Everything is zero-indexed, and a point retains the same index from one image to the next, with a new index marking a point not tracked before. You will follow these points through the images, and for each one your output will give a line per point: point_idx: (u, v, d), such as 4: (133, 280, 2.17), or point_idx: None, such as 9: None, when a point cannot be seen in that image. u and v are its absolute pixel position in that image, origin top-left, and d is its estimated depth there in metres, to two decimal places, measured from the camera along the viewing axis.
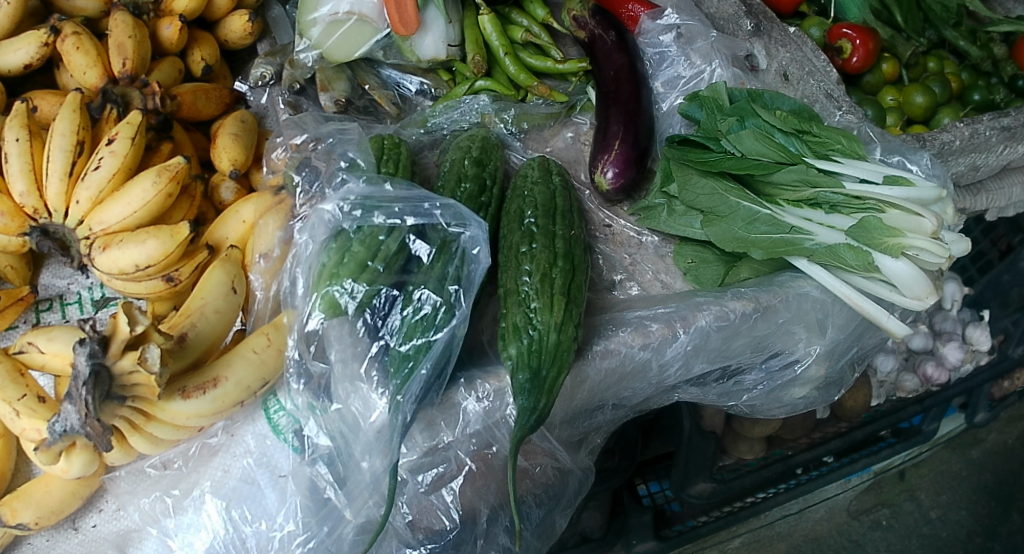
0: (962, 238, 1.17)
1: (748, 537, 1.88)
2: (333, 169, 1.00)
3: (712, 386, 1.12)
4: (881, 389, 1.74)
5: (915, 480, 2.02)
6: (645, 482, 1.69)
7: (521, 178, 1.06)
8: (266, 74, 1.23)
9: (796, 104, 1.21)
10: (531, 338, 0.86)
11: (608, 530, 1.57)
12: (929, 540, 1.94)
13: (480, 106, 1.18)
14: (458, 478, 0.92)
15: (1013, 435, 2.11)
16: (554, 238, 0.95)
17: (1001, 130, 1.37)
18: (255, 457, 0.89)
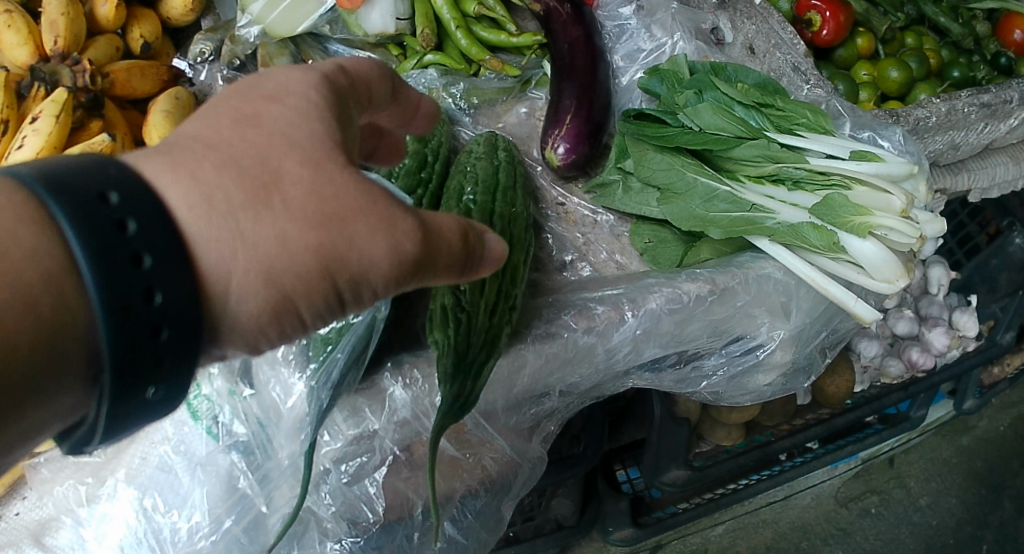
0: (937, 217, 1.10)
1: (731, 525, 1.84)
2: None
3: (668, 372, 1.07)
4: (864, 375, 1.68)
5: (904, 467, 1.96)
6: (623, 468, 1.68)
7: (465, 154, 1.05)
8: (205, 50, 1.21)
9: (761, 76, 1.16)
10: (465, 322, 0.82)
11: (582, 518, 1.52)
12: (919, 528, 1.88)
13: (428, 80, 1.17)
14: (382, 469, 0.91)
15: (1004, 422, 2.06)
16: (490, 217, 0.94)
17: (981, 107, 1.31)
18: (172, 444, 0.93)
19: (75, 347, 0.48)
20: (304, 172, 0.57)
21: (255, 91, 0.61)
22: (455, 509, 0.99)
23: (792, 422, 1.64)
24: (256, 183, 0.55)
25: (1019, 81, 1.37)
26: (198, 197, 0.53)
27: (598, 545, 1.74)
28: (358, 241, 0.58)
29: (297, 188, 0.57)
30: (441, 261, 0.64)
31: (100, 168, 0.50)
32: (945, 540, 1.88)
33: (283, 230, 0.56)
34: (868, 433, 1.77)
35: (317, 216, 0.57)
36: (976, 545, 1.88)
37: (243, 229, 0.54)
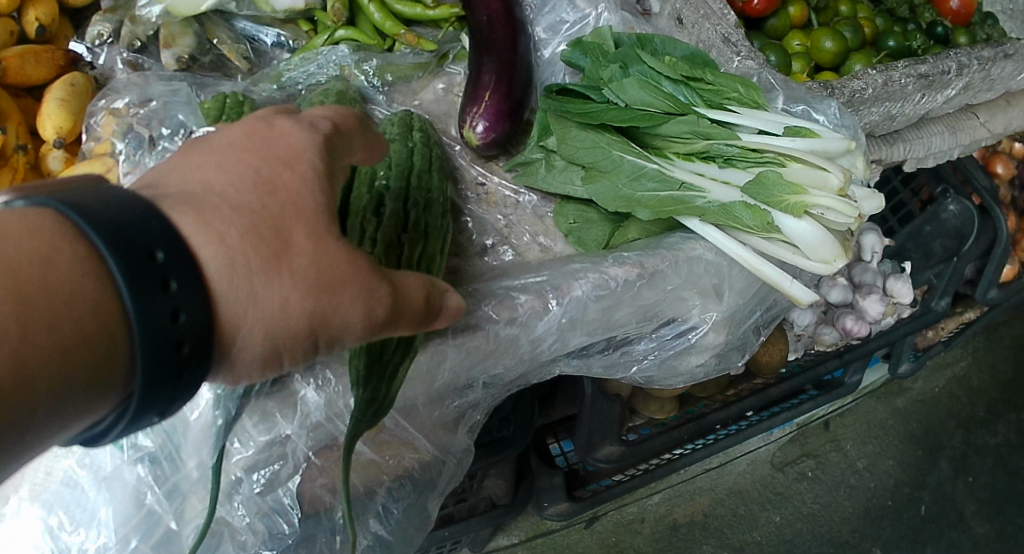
0: (873, 194, 1.08)
1: (667, 494, 1.84)
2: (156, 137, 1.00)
3: (597, 358, 1.04)
4: (796, 342, 1.71)
5: (839, 430, 2.01)
6: (558, 441, 1.66)
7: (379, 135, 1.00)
8: (103, 32, 1.11)
9: (690, 48, 1.12)
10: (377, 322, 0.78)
11: (517, 496, 1.47)
12: (857, 490, 1.94)
13: (339, 58, 1.14)
14: (295, 478, 0.88)
15: (939, 384, 2.12)
16: (404, 203, 0.89)
17: (918, 78, 1.29)
18: (76, 458, 0.86)
19: (112, 389, 0.48)
20: (309, 241, 0.56)
21: (262, 146, 0.59)
22: (379, 506, 0.95)
23: (726, 393, 1.66)
24: (265, 244, 0.54)
25: (954, 52, 1.35)
26: (218, 256, 0.52)
27: (533, 519, 1.75)
28: (345, 308, 0.58)
29: (301, 255, 0.56)
30: (404, 321, 0.63)
31: (139, 216, 0.49)
32: (883, 501, 1.94)
33: (286, 297, 0.54)
34: (803, 399, 1.76)
35: (317, 283, 0.56)
36: (914, 505, 1.95)
37: (252, 293, 0.53)
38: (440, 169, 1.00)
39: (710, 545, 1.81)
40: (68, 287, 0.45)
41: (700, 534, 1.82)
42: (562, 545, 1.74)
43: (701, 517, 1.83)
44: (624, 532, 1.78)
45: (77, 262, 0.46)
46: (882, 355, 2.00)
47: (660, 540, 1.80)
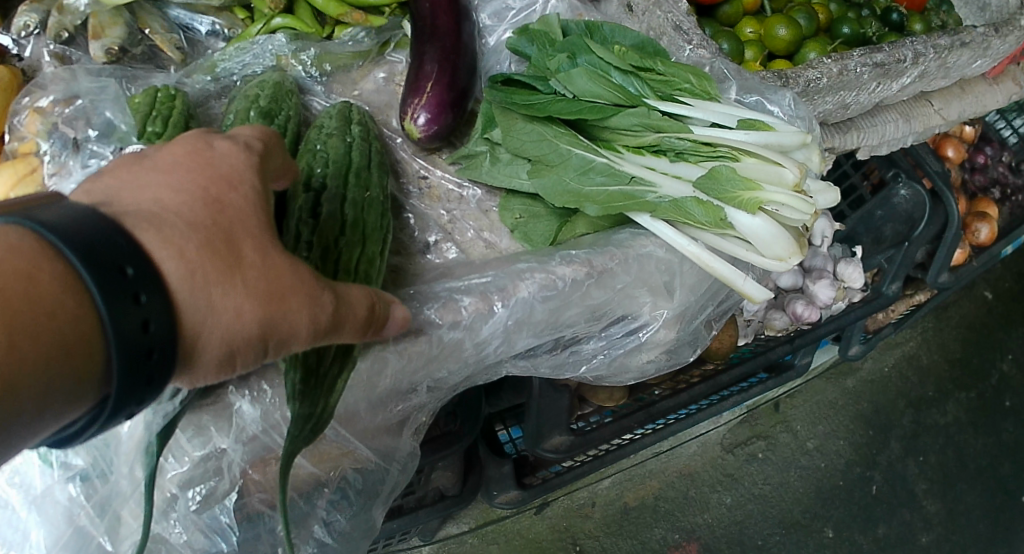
0: (830, 187, 1.05)
1: (618, 478, 1.91)
2: (82, 139, 0.94)
3: (545, 358, 1.01)
4: (746, 328, 1.75)
5: (789, 412, 2.08)
6: (506, 427, 1.69)
7: (317, 129, 0.96)
8: (30, 23, 1.05)
9: (640, 36, 1.09)
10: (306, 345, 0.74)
11: (465, 486, 1.50)
12: (806, 470, 2.01)
13: (275, 47, 1.08)
14: (232, 494, 0.84)
15: (888, 363, 2.18)
16: (342, 204, 0.85)
17: (874, 67, 1.27)
18: (7, 476, 0.82)
19: (85, 395, 0.50)
20: (261, 255, 0.59)
21: (209, 168, 0.62)
22: (323, 514, 0.92)
23: (676, 380, 1.67)
24: (222, 257, 0.57)
25: (910, 40, 1.33)
26: (179, 269, 0.54)
27: (481, 507, 1.82)
28: (296, 317, 0.60)
29: (255, 266, 0.58)
30: (349, 329, 0.66)
31: (106, 232, 0.51)
32: (834, 480, 2.01)
33: (241, 306, 0.57)
34: (752, 382, 1.79)
35: (269, 293, 0.59)
36: (864, 485, 2.02)
37: (210, 304, 0.55)
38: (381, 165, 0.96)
39: (662, 528, 1.89)
40: (48, 299, 0.47)
41: (651, 517, 1.90)
42: (513, 530, 1.82)
43: (652, 499, 1.91)
44: (575, 517, 1.86)
45: (58, 280, 0.48)
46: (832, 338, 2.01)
47: (610, 524, 1.87)
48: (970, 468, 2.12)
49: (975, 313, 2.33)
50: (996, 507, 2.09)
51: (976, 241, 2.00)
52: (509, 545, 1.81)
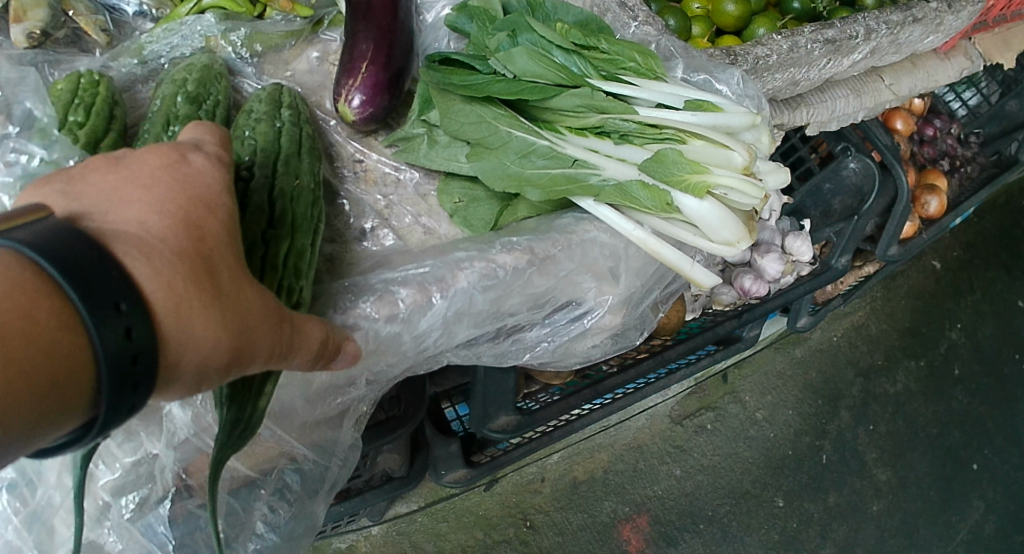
0: (779, 168, 1.04)
1: (566, 453, 1.91)
2: (2, 136, 0.88)
3: (486, 347, 0.99)
4: (694, 302, 1.76)
5: (737, 382, 2.10)
6: (452, 404, 1.72)
7: (245, 113, 0.91)
8: None
9: (582, 12, 1.06)
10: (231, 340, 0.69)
11: (412, 467, 1.51)
12: (755, 440, 2.04)
13: (204, 28, 1.04)
14: (166, 497, 0.81)
15: (837, 333, 2.21)
16: (270, 192, 0.81)
17: (824, 43, 1.25)
18: None
19: (66, 424, 0.47)
20: (234, 284, 0.58)
21: (184, 192, 0.60)
22: (262, 510, 0.90)
23: (625, 357, 1.68)
24: (204, 286, 0.55)
25: (862, 16, 1.32)
26: (163, 294, 0.52)
27: (431, 485, 1.82)
28: (261, 349, 0.60)
29: (231, 296, 0.57)
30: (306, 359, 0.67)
31: (95, 259, 0.49)
32: (783, 449, 2.04)
33: (220, 336, 0.55)
34: (701, 355, 1.81)
35: (244, 320, 0.57)
36: (814, 454, 2.06)
37: (191, 329, 0.53)
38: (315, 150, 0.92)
39: (612, 501, 1.90)
40: (38, 333, 0.45)
41: (601, 491, 1.91)
42: (462, 507, 1.82)
43: (601, 473, 1.92)
44: (524, 492, 1.86)
45: (50, 312, 0.46)
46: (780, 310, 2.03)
47: (561, 498, 1.88)
48: (920, 436, 2.17)
49: (923, 282, 2.36)
50: (943, 473, 2.15)
51: (925, 214, 2.02)
52: (458, 522, 1.81)
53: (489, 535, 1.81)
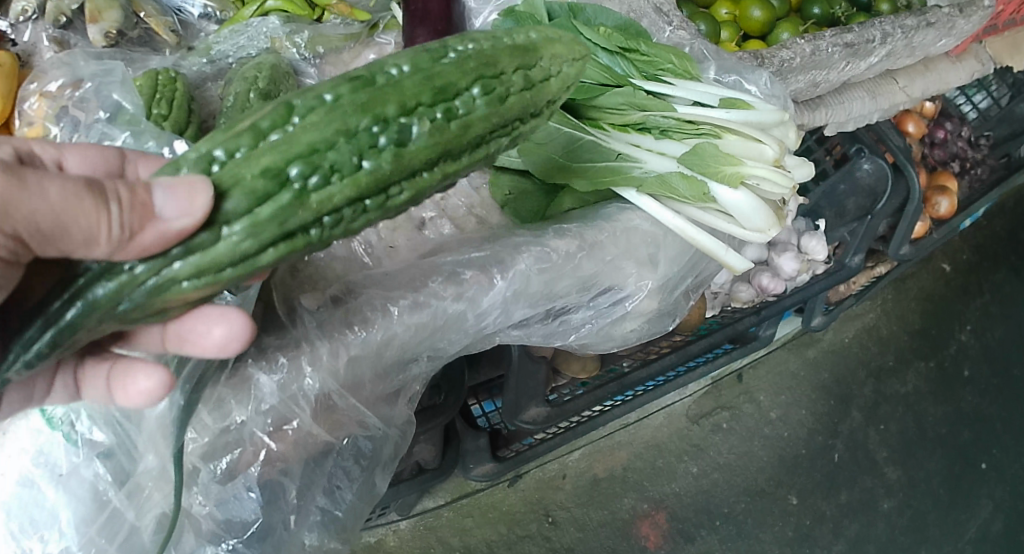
0: (805, 163, 1.11)
1: (587, 449, 1.99)
2: (93, 120, 0.95)
3: (537, 327, 1.06)
4: (716, 300, 1.86)
5: (753, 382, 2.17)
6: (479, 402, 1.78)
7: (476, 52, 0.73)
8: (28, 8, 1.06)
9: (622, 18, 1.14)
10: (134, 300, 0.68)
11: (444, 459, 1.59)
12: (771, 439, 2.10)
13: (270, 29, 1.12)
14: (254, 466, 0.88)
15: (849, 333, 2.29)
16: (359, 155, 0.68)
17: (844, 47, 1.32)
18: (32, 456, 0.87)
19: None
20: None
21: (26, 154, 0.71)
22: (329, 482, 0.98)
23: (648, 351, 1.76)
24: None
25: (878, 21, 1.39)
26: None
27: (457, 481, 1.90)
28: None
29: None
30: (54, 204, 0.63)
31: None
32: (796, 448, 2.11)
33: None
34: (720, 353, 1.87)
35: None
36: (827, 452, 2.12)
37: None
38: (386, 76, 0.69)
39: (631, 498, 1.97)
40: None
41: (620, 487, 1.97)
42: (486, 503, 1.89)
43: (620, 470, 1.99)
44: (546, 489, 1.93)
45: None
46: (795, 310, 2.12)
47: (581, 495, 1.95)
48: (931, 436, 2.22)
49: (931, 284, 2.43)
50: (954, 472, 2.20)
51: (936, 214, 2.09)
52: (483, 517, 1.88)
53: (513, 531, 1.88)
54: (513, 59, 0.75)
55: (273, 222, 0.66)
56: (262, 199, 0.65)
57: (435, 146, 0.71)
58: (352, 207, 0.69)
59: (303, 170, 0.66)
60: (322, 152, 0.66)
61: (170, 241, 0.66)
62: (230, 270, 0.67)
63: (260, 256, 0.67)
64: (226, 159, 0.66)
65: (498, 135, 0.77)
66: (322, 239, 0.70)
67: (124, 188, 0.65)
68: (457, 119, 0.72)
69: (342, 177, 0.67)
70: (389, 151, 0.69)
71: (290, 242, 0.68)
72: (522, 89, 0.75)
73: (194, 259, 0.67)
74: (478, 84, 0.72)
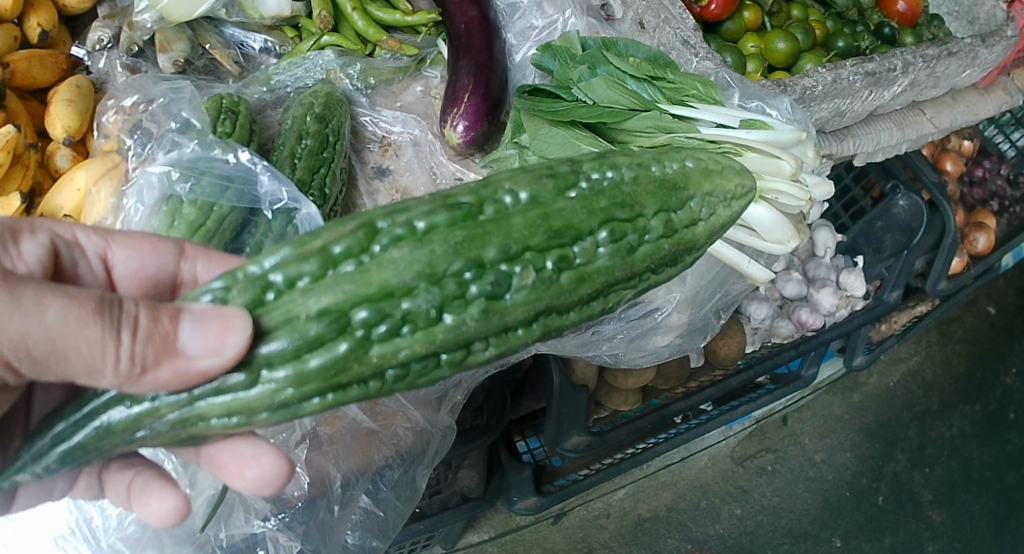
0: (824, 181, 1.16)
1: (631, 488, 2.00)
2: (164, 131, 1.04)
3: (570, 338, 1.12)
4: (754, 335, 1.84)
5: (797, 425, 2.16)
6: (524, 439, 1.81)
7: (600, 192, 0.78)
8: (104, 38, 1.18)
9: (651, 50, 1.22)
10: (153, 427, 0.70)
11: (488, 489, 1.62)
12: (814, 482, 2.09)
13: (325, 62, 1.22)
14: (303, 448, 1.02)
15: (893, 378, 2.27)
16: (438, 306, 0.69)
17: (865, 75, 1.38)
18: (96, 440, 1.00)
19: None
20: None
21: None
22: (373, 473, 1.07)
23: (687, 384, 1.78)
24: None
25: (900, 51, 1.45)
26: None
27: (502, 516, 1.91)
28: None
29: None
30: (76, 343, 0.65)
31: None
32: (840, 491, 2.09)
33: None
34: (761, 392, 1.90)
35: None
36: (872, 495, 2.09)
37: None
38: (496, 206, 0.72)
39: (675, 538, 1.96)
40: None
41: (664, 527, 1.97)
42: (531, 540, 1.90)
43: (664, 511, 1.99)
44: (590, 527, 1.94)
45: None
46: (838, 349, 2.11)
47: (625, 534, 1.95)
48: (974, 478, 2.20)
49: (976, 327, 2.43)
50: (1000, 516, 2.16)
51: (973, 250, 2.10)
52: None
53: None
54: (629, 212, 0.79)
55: (320, 373, 0.68)
56: (316, 341, 0.67)
57: (535, 299, 0.73)
58: (421, 361, 0.71)
59: (369, 315, 0.68)
60: (397, 297, 0.68)
61: (188, 379, 0.67)
62: (265, 414, 0.69)
63: (301, 405, 0.69)
64: (284, 286, 0.68)
65: (620, 286, 0.81)
66: (379, 391, 0.71)
67: (145, 318, 0.67)
68: (570, 267, 0.75)
69: (413, 328, 0.69)
70: (476, 304, 0.71)
71: (337, 392, 0.69)
72: (652, 236, 0.80)
73: (225, 398, 0.69)
74: (606, 229, 0.77)
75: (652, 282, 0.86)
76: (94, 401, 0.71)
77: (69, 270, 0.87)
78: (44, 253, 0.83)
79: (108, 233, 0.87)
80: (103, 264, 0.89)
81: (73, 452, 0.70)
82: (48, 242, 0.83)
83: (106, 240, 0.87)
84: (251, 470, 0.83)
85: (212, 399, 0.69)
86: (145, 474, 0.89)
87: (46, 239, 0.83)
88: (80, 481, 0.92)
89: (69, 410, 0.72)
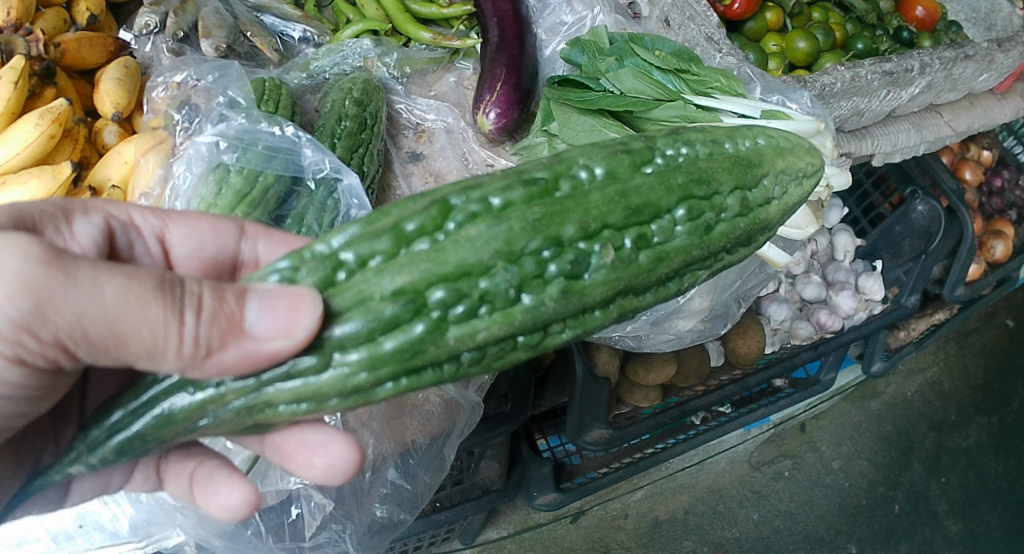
0: (843, 170, 1.19)
1: (649, 490, 2.02)
2: (212, 104, 1.09)
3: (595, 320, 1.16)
4: (774, 336, 1.86)
5: (815, 432, 2.18)
6: (545, 437, 1.85)
7: (675, 170, 0.81)
8: (150, 23, 1.21)
9: (677, 45, 1.26)
10: (217, 415, 0.74)
11: (508, 481, 1.64)
12: (831, 489, 2.10)
13: (363, 50, 1.28)
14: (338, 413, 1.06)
15: (911, 388, 2.28)
16: (518, 286, 0.72)
17: (883, 74, 1.41)
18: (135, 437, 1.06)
19: None
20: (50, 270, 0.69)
21: None
22: (406, 447, 1.11)
23: (707, 382, 1.80)
24: None
25: (916, 52, 1.48)
26: None
27: (521, 514, 1.94)
28: (59, 312, 0.68)
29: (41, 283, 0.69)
30: (136, 325, 0.69)
31: None
32: (857, 499, 2.09)
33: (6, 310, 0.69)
34: (779, 395, 1.92)
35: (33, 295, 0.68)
36: (887, 504, 2.10)
37: None
38: (573, 183, 0.76)
39: (692, 540, 1.98)
40: None
41: (682, 530, 1.99)
42: (548, 537, 1.92)
43: (682, 514, 2.01)
44: (608, 528, 1.96)
45: None
46: (857, 355, 2.11)
47: (642, 535, 1.97)
48: (991, 489, 2.20)
49: (994, 339, 2.43)
50: (1018, 528, 2.16)
51: (991, 257, 2.12)
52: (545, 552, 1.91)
53: None
54: (701, 188, 0.81)
55: (395, 355, 0.71)
56: (392, 322, 0.70)
57: (614, 279, 0.76)
58: (498, 344, 0.74)
59: (446, 295, 0.70)
60: (475, 277, 0.71)
61: (254, 361, 0.71)
62: (335, 400, 0.72)
63: (375, 389, 0.73)
64: (354, 265, 0.71)
65: (697, 267, 0.85)
66: (454, 374, 0.75)
67: (210, 299, 0.71)
68: (649, 246, 0.78)
69: (492, 309, 0.72)
70: (556, 284, 0.73)
71: (411, 376, 0.73)
72: (729, 214, 0.84)
73: (296, 383, 0.72)
74: (683, 206, 0.80)
75: (728, 262, 0.90)
76: (154, 388, 0.75)
77: (126, 252, 0.91)
78: (99, 233, 0.86)
79: (166, 215, 0.92)
80: (161, 246, 0.93)
81: (131, 441, 0.75)
82: (102, 222, 0.87)
83: (163, 220, 0.92)
84: (317, 461, 0.88)
85: (282, 384, 0.72)
86: (211, 465, 0.94)
87: (100, 220, 0.87)
88: (138, 473, 0.97)
89: (126, 398, 0.76)
